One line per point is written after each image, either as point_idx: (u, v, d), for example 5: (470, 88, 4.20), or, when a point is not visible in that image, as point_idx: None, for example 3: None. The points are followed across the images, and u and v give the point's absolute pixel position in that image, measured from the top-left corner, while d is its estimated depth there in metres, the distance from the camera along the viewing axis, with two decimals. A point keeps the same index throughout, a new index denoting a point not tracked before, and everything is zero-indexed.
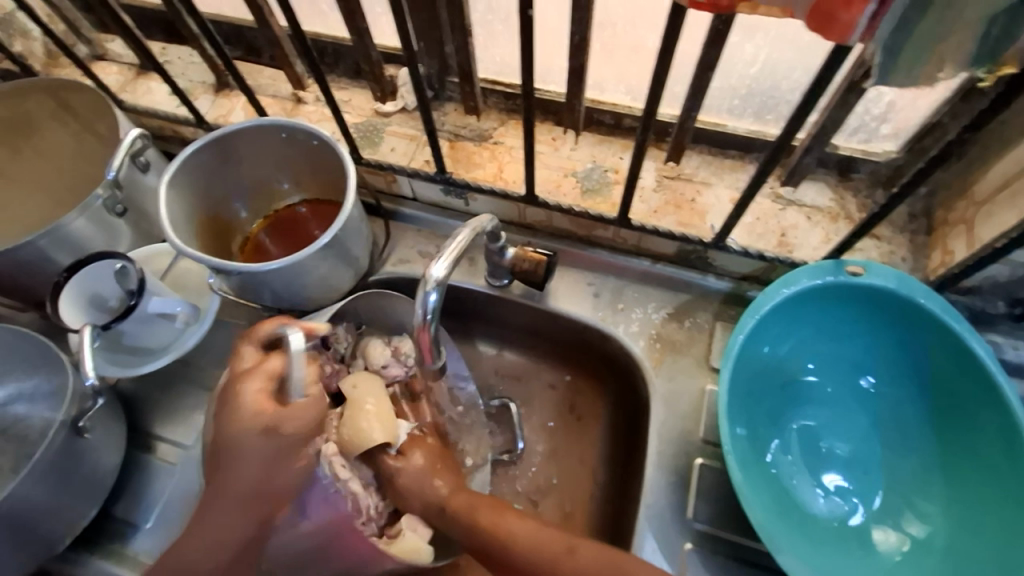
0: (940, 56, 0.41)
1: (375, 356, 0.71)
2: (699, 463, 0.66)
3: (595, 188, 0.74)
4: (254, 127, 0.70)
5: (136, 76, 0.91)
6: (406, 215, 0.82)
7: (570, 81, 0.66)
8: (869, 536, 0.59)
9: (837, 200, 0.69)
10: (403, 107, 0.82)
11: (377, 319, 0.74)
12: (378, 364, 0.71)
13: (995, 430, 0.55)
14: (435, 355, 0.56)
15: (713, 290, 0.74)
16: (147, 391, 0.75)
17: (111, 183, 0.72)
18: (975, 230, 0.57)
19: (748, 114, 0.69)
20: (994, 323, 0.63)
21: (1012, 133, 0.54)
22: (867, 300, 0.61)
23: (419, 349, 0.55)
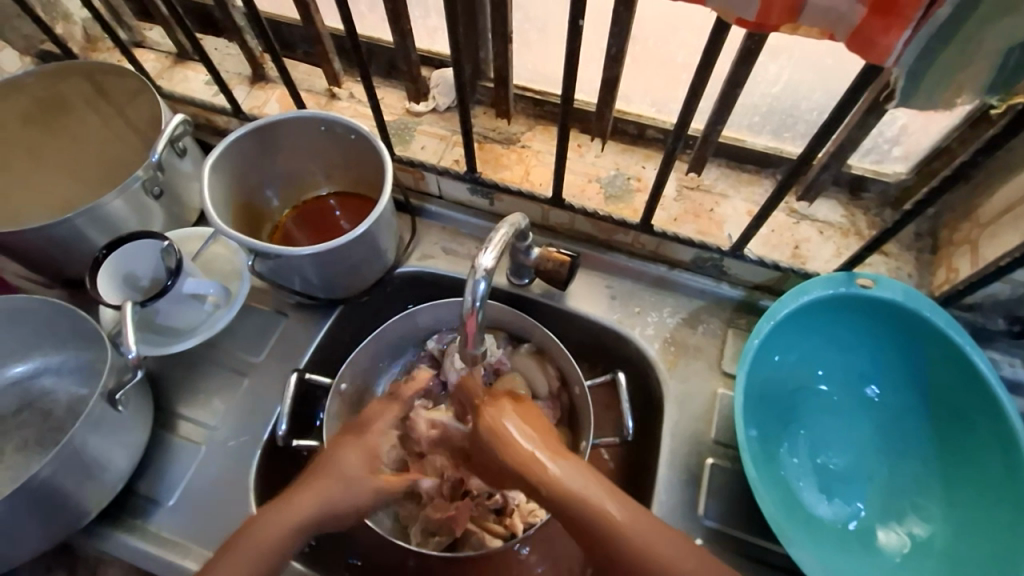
0: (959, 84, 0.45)
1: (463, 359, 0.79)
2: (710, 462, 0.68)
3: (618, 194, 0.77)
4: (294, 119, 0.73)
5: (172, 64, 0.93)
6: (432, 212, 0.85)
7: (602, 91, 0.69)
8: (873, 538, 0.61)
9: (848, 217, 0.72)
10: (434, 109, 0.86)
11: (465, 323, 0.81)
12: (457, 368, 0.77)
13: (993, 439, 0.59)
14: (478, 341, 0.56)
15: (727, 298, 0.77)
16: (172, 371, 0.75)
17: (153, 165, 0.75)
18: (980, 250, 0.61)
19: (767, 131, 0.73)
20: (993, 340, 0.67)
21: (1016, 161, 0.58)
22: (878, 313, 0.64)
23: (460, 334, 0.55)
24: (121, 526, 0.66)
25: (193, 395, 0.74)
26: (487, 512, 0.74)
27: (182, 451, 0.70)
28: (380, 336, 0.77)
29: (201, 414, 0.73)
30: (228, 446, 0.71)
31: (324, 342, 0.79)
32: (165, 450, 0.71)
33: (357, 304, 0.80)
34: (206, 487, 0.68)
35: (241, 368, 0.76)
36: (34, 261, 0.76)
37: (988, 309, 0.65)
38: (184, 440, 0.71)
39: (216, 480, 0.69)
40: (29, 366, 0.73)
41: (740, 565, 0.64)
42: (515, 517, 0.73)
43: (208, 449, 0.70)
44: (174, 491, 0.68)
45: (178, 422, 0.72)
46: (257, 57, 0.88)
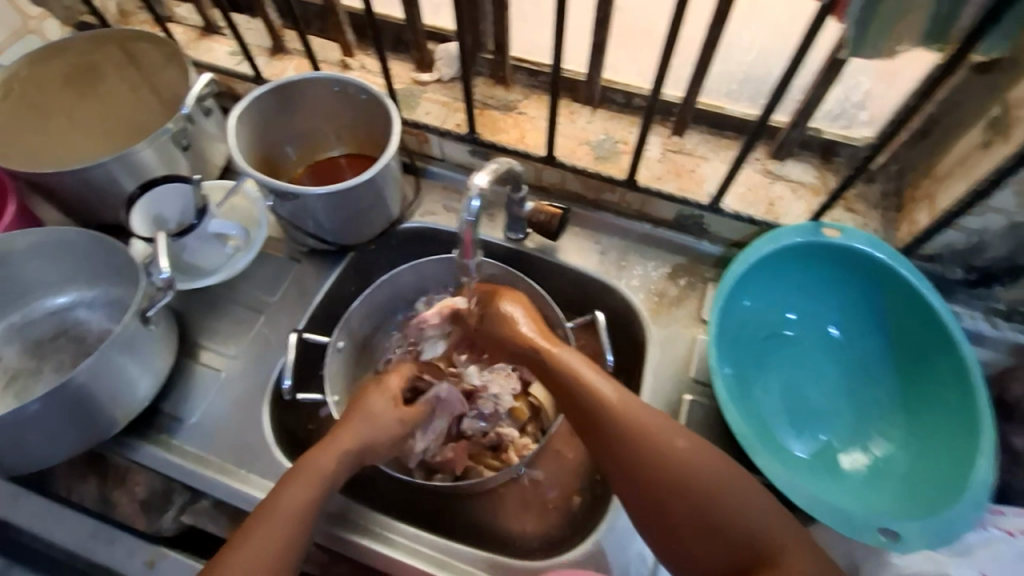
0: (899, 33, 0.50)
1: None
2: (688, 398, 0.73)
3: (607, 155, 0.82)
4: (309, 80, 0.79)
5: (198, 36, 1.00)
6: (434, 173, 0.92)
7: (592, 56, 0.75)
8: (838, 466, 0.65)
9: (820, 178, 0.77)
10: (438, 79, 0.92)
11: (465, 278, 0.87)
12: None
13: (948, 373, 0.64)
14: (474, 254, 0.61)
15: (706, 254, 0.83)
16: (195, 308, 0.82)
17: (183, 118, 0.82)
18: (936, 201, 0.66)
19: (744, 98, 0.78)
20: (953, 291, 0.72)
21: (967, 117, 0.63)
22: (844, 260, 0.70)
23: (458, 247, 0.59)
24: (147, 439, 0.73)
25: (216, 328, 0.81)
26: (484, 448, 0.79)
27: (202, 377, 0.77)
28: (373, 295, 0.83)
29: (221, 346, 0.80)
30: (244, 376, 0.77)
31: (332, 288, 0.85)
32: (188, 375, 0.78)
33: (363, 254, 0.86)
34: (224, 408, 0.75)
35: (259, 306, 0.83)
36: (73, 205, 0.84)
37: (947, 259, 0.70)
38: (204, 366, 0.78)
39: (234, 403, 0.75)
40: (66, 298, 0.80)
41: None
42: (511, 451, 0.78)
43: (225, 375, 0.77)
44: (195, 410, 0.75)
45: (200, 351, 0.79)
46: (276, 30, 0.95)
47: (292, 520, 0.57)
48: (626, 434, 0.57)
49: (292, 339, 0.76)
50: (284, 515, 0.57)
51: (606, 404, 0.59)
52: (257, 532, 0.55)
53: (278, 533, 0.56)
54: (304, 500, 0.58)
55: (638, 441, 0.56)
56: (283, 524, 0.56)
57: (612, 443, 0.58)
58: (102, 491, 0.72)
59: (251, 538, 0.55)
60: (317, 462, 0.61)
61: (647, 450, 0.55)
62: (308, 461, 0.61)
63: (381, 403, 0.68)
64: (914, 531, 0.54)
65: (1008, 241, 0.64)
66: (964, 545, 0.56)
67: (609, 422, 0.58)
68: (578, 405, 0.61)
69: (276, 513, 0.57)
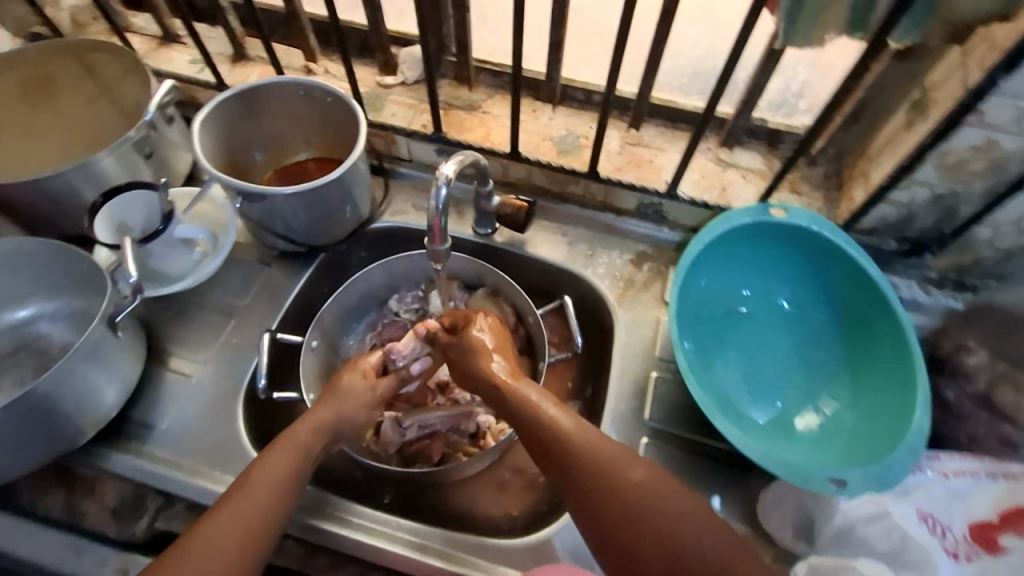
0: (825, 23, 0.56)
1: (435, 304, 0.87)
2: (654, 374, 0.77)
3: (569, 149, 0.86)
4: (274, 85, 0.81)
5: (157, 45, 1.00)
6: (403, 173, 0.94)
7: (550, 54, 0.79)
8: (793, 429, 0.70)
9: (767, 164, 0.83)
10: (402, 82, 0.94)
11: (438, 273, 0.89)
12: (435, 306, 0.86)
13: (887, 335, 0.69)
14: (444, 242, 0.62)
15: (667, 240, 0.87)
16: (162, 315, 0.82)
17: (146, 125, 0.82)
18: (870, 178, 0.72)
19: (694, 92, 0.83)
20: (891, 263, 0.77)
21: (892, 101, 0.70)
22: (789, 237, 0.75)
23: (426, 235, 0.59)
24: (118, 448, 0.72)
25: (185, 334, 0.81)
26: (462, 437, 0.80)
27: (173, 383, 0.77)
28: (345, 294, 0.83)
29: (192, 351, 0.79)
30: (216, 380, 0.77)
31: (304, 289, 0.85)
32: (158, 382, 0.77)
33: (334, 254, 0.88)
34: (197, 413, 0.75)
35: (229, 310, 0.83)
36: (30, 216, 0.82)
37: (883, 232, 0.76)
38: (175, 372, 0.78)
39: (207, 407, 0.75)
40: (27, 310, 0.78)
41: (683, 458, 0.72)
42: (488, 437, 0.80)
43: (197, 381, 0.77)
44: (166, 417, 0.74)
45: (169, 358, 0.79)
46: (238, 38, 0.95)
47: (268, 491, 0.58)
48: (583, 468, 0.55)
49: (266, 339, 0.75)
50: (254, 488, 0.58)
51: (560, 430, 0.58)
52: (230, 504, 0.56)
53: (250, 512, 0.56)
54: (282, 472, 0.59)
55: (597, 466, 0.55)
56: (257, 500, 0.57)
57: (570, 476, 0.55)
58: (71, 501, 0.71)
59: (226, 510, 0.56)
60: (290, 443, 0.61)
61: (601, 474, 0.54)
62: (286, 437, 0.62)
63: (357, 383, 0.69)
64: (856, 476, 0.59)
65: (934, 211, 0.70)
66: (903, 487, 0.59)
67: (564, 457, 0.56)
68: (533, 440, 0.59)
69: (253, 484, 0.58)
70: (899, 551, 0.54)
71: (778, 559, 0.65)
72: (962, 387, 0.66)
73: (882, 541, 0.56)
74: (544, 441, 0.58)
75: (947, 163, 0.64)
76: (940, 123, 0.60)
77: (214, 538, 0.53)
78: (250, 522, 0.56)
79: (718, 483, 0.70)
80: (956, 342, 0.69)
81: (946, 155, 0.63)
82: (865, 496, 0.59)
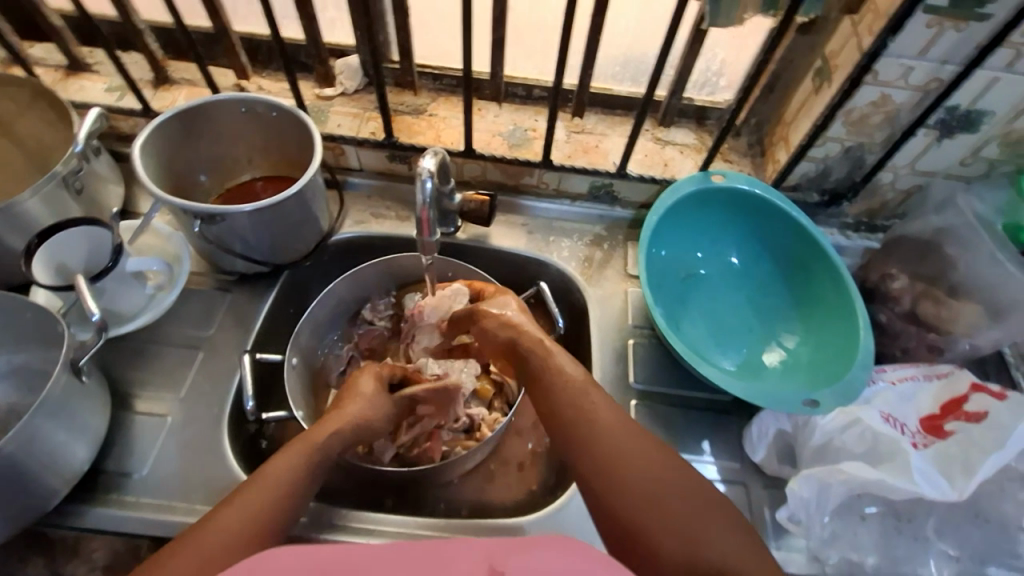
0: (744, 3, 0.62)
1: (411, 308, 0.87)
2: (631, 342, 0.82)
3: (519, 143, 0.90)
4: (216, 105, 0.78)
5: (64, 76, 0.93)
6: (355, 184, 0.93)
7: (493, 53, 0.82)
8: (760, 369, 0.77)
9: (699, 139, 0.91)
10: (343, 92, 0.94)
11: (408, 278, 0.89)
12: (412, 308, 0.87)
13: (825, 275, 0.79)
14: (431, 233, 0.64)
15: (620, 219, 0.93)
16: (119, 357, 0.76)
17: (76, 156, 0.76)
18: (790, 140, 0.81)
19: (627, 79, 0.91)
20: (814, 213, 0.88)
21: (800, 71, 0.79)
22: (730, 200, 0.83)
23: (417, 227, 0.63)
24: (97, 502, 0.67)
25: (149, 373, 0.76)
26: (457, 433, 0.81)
27: (146, 426, 0.72)
28: (319, 309, 0.83)
29: (160, 391, 0.75)
30: (194, 416, 0.73)
31: (272, 310, 0.83)
32: (127, 427, 0.72)
33: (299, 271, 0.86)
34: (179, 452, 0.70)
35: (194, 342, 0.78)
36: None
37: (806, 187, 0.86)
38: (144, 415, 0.73)
39: (189, 444, 0.71)
40: None
41: (670, 413, 0.77)
42: (484, 428, 0.81)
43: (174, 420, 0.72)
44: (144, 462, 0.69)
45: (135, 401, 0.74)
46: (159, 61, 0.91)
47: (273, 491, 0.58)
48: (605, 442, 0.57)
49: (247, 359, 0.74)
50: (259, 487, 0.58)
51: (587, 410, 0.60)
52: (231, 506, 0.56)
53: (253, 508, 0.56)
54: (289, 470, 0.60)
55: (619, 445, 0.56)
56: (263, 496, 0.57)
57: (591, 453, 0.57)
58: (52, 568, 0.65)
59: (229, 509, 0.56)
60: (298, 446, 0.62)
61: (625, 456, 0.55)
62: (303, 437, 0.64)
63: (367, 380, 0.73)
64: (827, 395, 0.66)
65: (846, 163, 0.81)
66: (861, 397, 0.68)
67: (591, 429, 0.58)
68: (563, 418, 0.61)
69: (262, 484, 0.58)
70: (875, 449, 0.63)
71: (767, 485, 0.72)
72: (891, 309, 0.76)
73: (858, 444, 0.64)
74: (574, 414, 0.60)
75: (853, 119, 0.74)
76: (844, 84, 0.70)
77: (219, 533, 0.53)
78: (251, 518, 0.56)
79: (705, 430, 0.76)
80: (880, 271, 0.79)
81: (851, 112, 0.73)
82: (836, 410, 0.66)
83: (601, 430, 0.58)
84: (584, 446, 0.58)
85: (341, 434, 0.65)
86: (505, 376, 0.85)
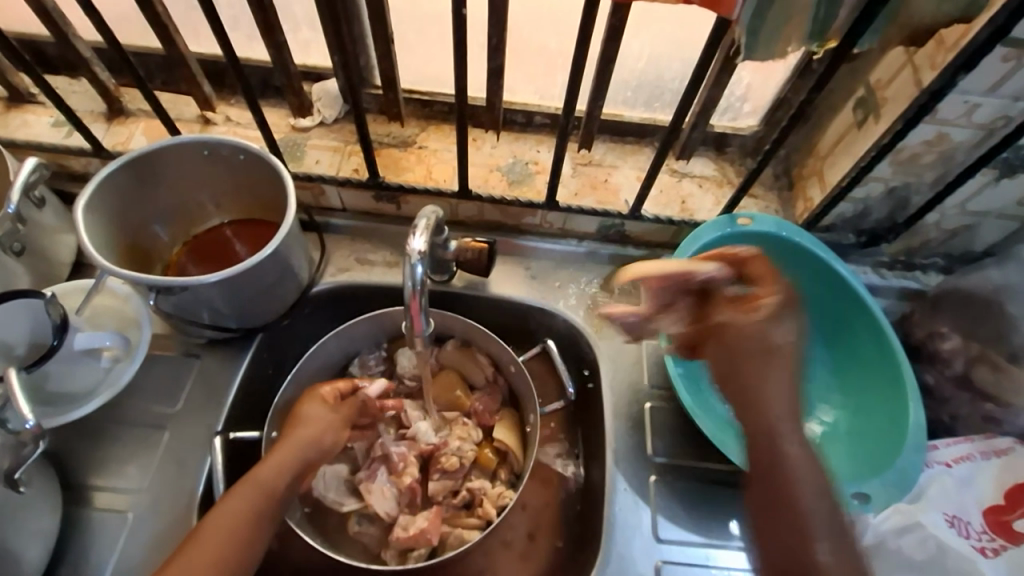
0: (788, 35, 0.53)
1: (402, 364, 0.77)
2: (649, 406, 0.74)
3: (520, 179, 0.81)
4: (172, 148, 0.68)
5: (5, 109, 0.82)
6: (337, 226, 0.83)
7: (490, 82, 0.72)
8: (795, 438, 0.69)
9: (719, 170, 0.82)
10: (321, 122, 0.83)
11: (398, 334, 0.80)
12: (405, 365, 0.77)
13: (865, 332, 0.71)
14: (424, 320, 0.58)
15: (633, 259, 0.83)
16: (75, 442, 0.68)
17: (11, 218, 0.65)
18: (826, 177, 0.72)
19: (639, 104, 0.80)
20: (848, 254, 0.79)
21: (839, 99, 0.70)
22: (759, 244, 0.74)
23: (407, 320, 0.57)
24: None
25: (109, 459, 0.67)
26: (457, 508, 0.72)
27: (105, 524, 0.64)
28: (300, 374, 0.73)
29: (119, 480, 0.66)
30: (159, 509, 0.65)
31: (246, 377, 0.74)
32: (82, 528, 0.64)
33: (276, 330, 0.76)
34: (143, 555, 0.62)
35: (157, 421, 0.70)
36: None
37: (840, 227, 0.77)
38: (104, 511, 0.65)
39: (155, 544, 0.63)
40: None
41: (694, 489, 0.69)
42: (486, 505, 0.71)
43: (135, 515, 0.64)
44: (104, 569, 0.62)
45: (93, 494, 0.66)
46: (112, 91, 0.81)
47: (232, 531, 0.55)
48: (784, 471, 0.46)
49: (216, 443, 0.67)
50: (211, 528, 0.55)
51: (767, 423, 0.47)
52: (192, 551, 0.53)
53: (207, 553, 0.53)
54: (247, 509, 0.56)
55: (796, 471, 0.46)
56: (220, 534, 0.54)
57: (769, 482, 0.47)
58: None
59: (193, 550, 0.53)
60: (250, 489, 0.58)
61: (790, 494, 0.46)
62: (253, 475, 0.59)
63: (316, 401, 0.65)
64: (878, 490, 0.60)
65: (887, 203, 0.72)
66: (917, 490, 0.62)
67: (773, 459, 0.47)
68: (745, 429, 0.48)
69: (222, 521, 0.55)
70: (938, 558, 0.59)
71: None
72: (941, 371, 0.68)
73: (917, 549, 0.59)
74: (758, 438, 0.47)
75: (901, 159, 0.65)
76: (897, 123, 0.61)
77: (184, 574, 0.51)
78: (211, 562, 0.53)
79: (731, 507, 0.68)
80: (928, 329, 0.70)
81: (900, 151, 0.64)
82: (892, 509, 0.61)
83: (788, 460, 0.46)
84: (762, 471, 0.47)
85: (292, 467, 0.60)
86: (508, 445, 0.74)
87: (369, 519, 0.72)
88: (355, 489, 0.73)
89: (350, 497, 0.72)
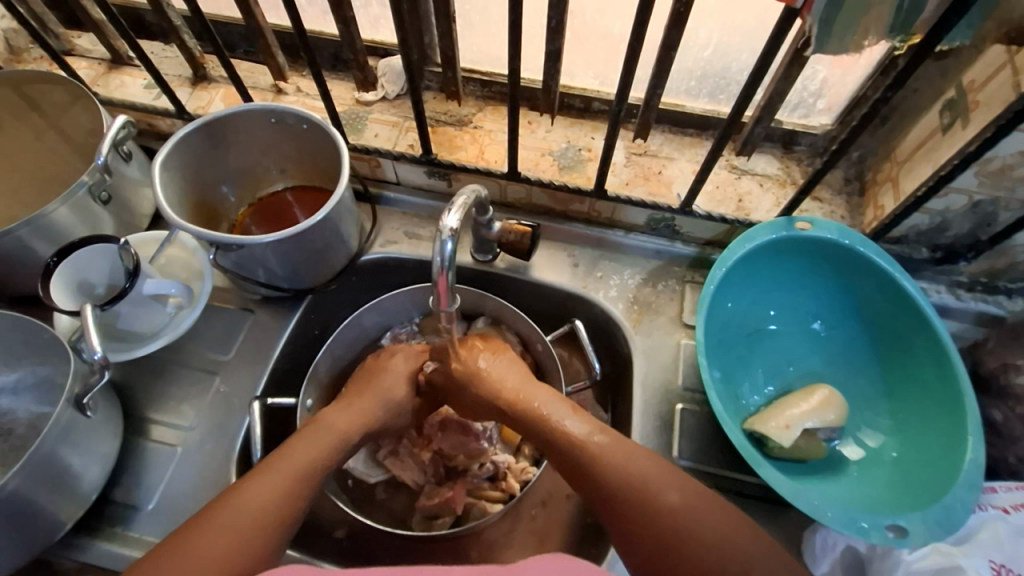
0: (865, 27, 0.49)
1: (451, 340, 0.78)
2: (679, 407, 0.72)
3: (571, 165, 0.80)
4: (243, 113, 0.72)
5: (107, 70, 0.90)
6: (390, 198, 0.86)
7: (547, 64, 0.70)
8: (836, 458, 0.66)
9: (784, 169, 0.77)
10: (383, 97, 0.86)
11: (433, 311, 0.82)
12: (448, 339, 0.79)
13: (927, 354, 0.66)
14: (450, 299, 0.58)
15: (680, 255, 0.81)
16: (140, 378, 0.75)
17: (99, 169, 0.73)
18: (900, 185, 0.67)
19: (703, 95, 0.77)
20: (920, 269, 0.73)
21: (925, 100, 0.64)
22: (817, 251, 0.70)
23: (433, 294, 0.57)
24: (102, 535, 0.67)
25: (166, 397, 0.74)
26: (480, 481, 0.74)
27: (157, 454, 0.71)
28: (339, 338, 0.77)
29: (173, 418, 0.73)
30: (204, 448, 0.71)
31: (293, 335, 0.78)
32: (139, 455, 0.71)
33: (324, 294, 0.80)
34: (186, 487, 0.69)
35: (209, 368, 0.75)
36: None
37: (913, 240, 0.71)
38: (157, 443, 0.71)
39: (197, 479, 0.69)
40: None
41: None
42: (509, 479, 0.73)
43: (184, 450, 0.71)
44: (153, 495, 0.68)
45: (150, 427, 0.72)
46: (197, 57, 0.86)
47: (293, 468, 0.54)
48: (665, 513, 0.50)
49: (256, 408, 0.69)
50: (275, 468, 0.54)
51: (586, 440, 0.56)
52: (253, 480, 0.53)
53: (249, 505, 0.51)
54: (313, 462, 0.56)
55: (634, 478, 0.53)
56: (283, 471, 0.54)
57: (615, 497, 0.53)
58: None
59: (236, 498, 0.51)
60: (318, 432, 0.59)
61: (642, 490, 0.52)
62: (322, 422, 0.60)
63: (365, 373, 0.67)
64: (917, 525, 0.56)
65: (970, 218, 0.66)
66: (964, 533, 0.58)
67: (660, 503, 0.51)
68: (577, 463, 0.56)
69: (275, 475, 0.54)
70: None
71: None
72: (1010, 408, 0.62)
73: None
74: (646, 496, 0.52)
75: (989, 170, 0.59)
76: (986, 131, 0.55)
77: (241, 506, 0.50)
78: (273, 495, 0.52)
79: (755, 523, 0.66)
80: (1001, 360, 0.64)
81: (989, 162, 0.58)
82: (930, 547, 0.57)
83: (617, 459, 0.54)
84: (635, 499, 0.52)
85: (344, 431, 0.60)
86: None
87: (394, 486, 0.77)
88: (380, 463, 0.76)
89: (377, 469, 0.76)
